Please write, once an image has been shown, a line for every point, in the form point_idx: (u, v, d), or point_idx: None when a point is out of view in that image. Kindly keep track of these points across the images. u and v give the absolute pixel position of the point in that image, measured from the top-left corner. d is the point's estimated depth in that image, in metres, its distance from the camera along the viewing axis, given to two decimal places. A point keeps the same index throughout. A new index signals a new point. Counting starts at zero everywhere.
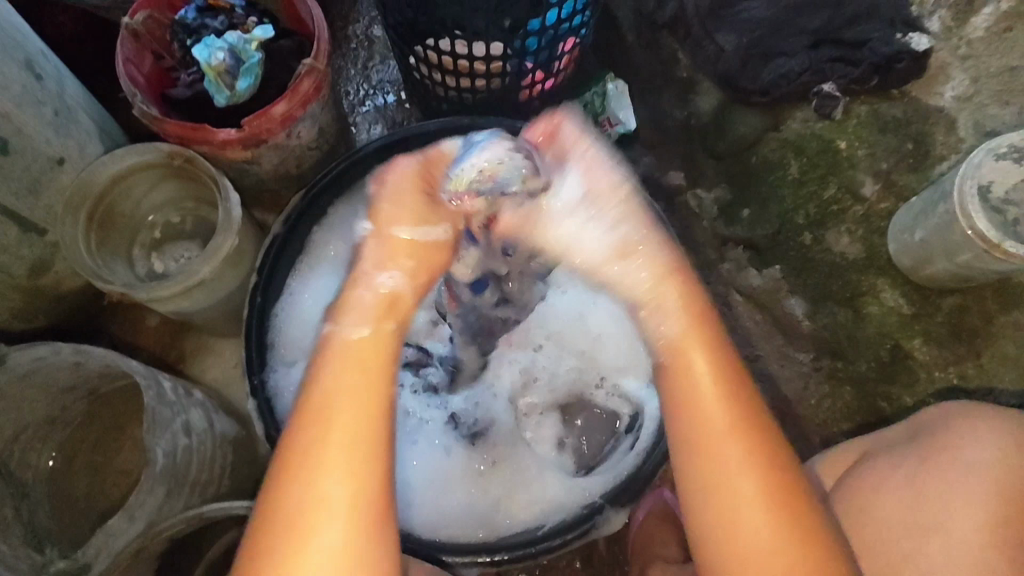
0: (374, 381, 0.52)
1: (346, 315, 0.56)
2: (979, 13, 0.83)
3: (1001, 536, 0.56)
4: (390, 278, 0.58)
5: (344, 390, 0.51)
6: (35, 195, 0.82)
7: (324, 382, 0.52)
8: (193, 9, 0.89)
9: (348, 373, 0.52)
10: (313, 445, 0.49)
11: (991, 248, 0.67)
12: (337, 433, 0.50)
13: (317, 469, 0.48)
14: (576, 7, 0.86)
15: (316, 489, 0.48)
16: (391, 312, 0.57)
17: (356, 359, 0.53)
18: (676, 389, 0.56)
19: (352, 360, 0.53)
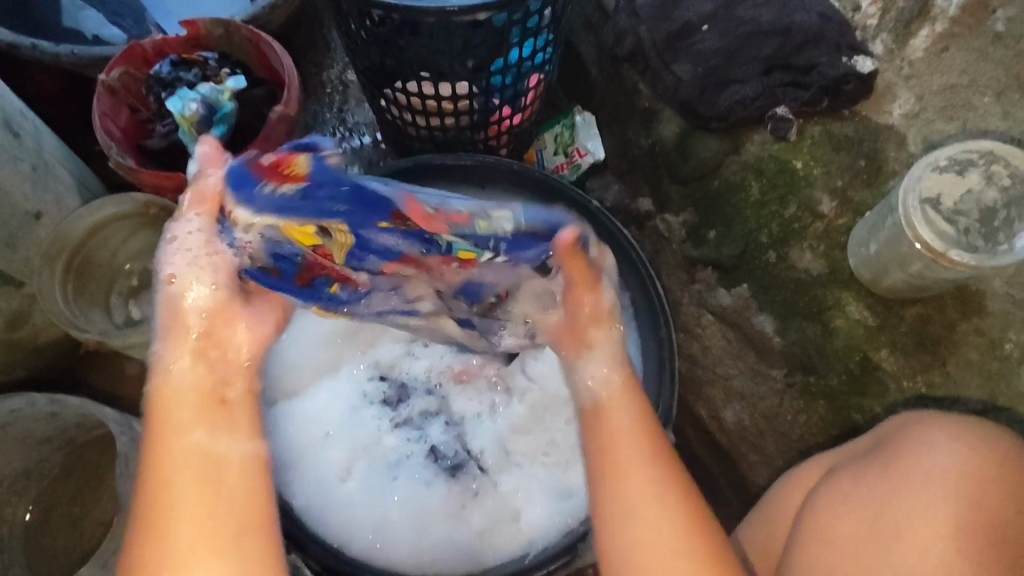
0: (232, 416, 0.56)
1: (171, 341, 0.56)
2: (917, 35, 0.86)
3: (959, 540, 0.60)
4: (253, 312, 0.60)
5: (187, 415, 0.54)
6: (13, 248, 0.84)
7: (178, 413, 0.54)
8: (167, 63, 0.92)
9: (185, 407, 0.54)
10: (167, 461, 0.53)
11: (938, 257, 0.70)
12: (187, 458, 0.53)
13: (168, 485, 0.52)
14: (538, 45, 0.89)
15: (171, 507, 0.51)
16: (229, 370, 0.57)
17: (202, 393, 0.55)
18: (594, 439, 0.62)
19: (188, 393, 0.55)
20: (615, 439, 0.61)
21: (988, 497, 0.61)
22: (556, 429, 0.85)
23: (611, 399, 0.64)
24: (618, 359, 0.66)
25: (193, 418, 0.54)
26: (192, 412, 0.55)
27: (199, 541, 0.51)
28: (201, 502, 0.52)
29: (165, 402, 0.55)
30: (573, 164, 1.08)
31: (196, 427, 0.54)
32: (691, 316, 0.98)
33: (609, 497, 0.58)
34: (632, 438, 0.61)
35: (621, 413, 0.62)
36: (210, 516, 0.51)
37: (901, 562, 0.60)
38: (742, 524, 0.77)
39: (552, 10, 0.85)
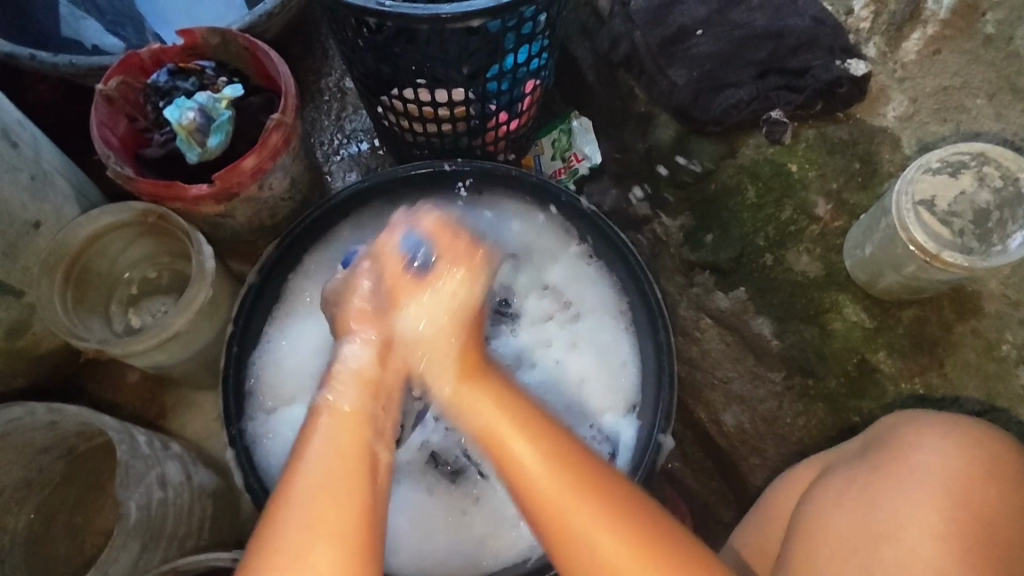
0: (361, 448, 0.57)
1: (342, 390, 0.61)
2: (909, 39, 0.87)
3: (952, 538, 0.60)
4: (354, 349, 0.64)
5: (338, 450, 0.56)
6: (12, 257, 0.84)
7: (320, 439, 0.57)
8: (165, 73, 0.93)
9: (340, 436, 0.57)
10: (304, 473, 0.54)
11: (932, 259, 0.70)
12: (340, 477, 0.54)
13: (300, 500, 0.52)
14: (533, 51, 0.90)
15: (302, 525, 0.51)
16: (374, 393, 0.62)
17: (351, 430, 0.58)
18: (501, 464, 0.57)
19: (345, 425, 0.58)
20: (513, 454, 0.57)
21: (978, 495, 0.62)
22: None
23: (488, 425, 0.59)
24: (469, 383, 0.61)
25: (339, 449, 0.56)
26: (339, 430, 0.58)
27: (323, 554, 0.50)
28: (341, 508, 0.52)
29: (311, 426, 0.58)
30: (570, 168, 1.08)
31: (341, 444, 0.57)
32: (689, 320, 0.98)
33: (527, 496, 0.55)
34: (511, 423, 0.58)
35: (482, 409, 0.59)
36: (347, 527, 0.52)
37: (891, 563, 0.60)
38: (738, 528, 0.77)
39: (547, 16, 0.85)
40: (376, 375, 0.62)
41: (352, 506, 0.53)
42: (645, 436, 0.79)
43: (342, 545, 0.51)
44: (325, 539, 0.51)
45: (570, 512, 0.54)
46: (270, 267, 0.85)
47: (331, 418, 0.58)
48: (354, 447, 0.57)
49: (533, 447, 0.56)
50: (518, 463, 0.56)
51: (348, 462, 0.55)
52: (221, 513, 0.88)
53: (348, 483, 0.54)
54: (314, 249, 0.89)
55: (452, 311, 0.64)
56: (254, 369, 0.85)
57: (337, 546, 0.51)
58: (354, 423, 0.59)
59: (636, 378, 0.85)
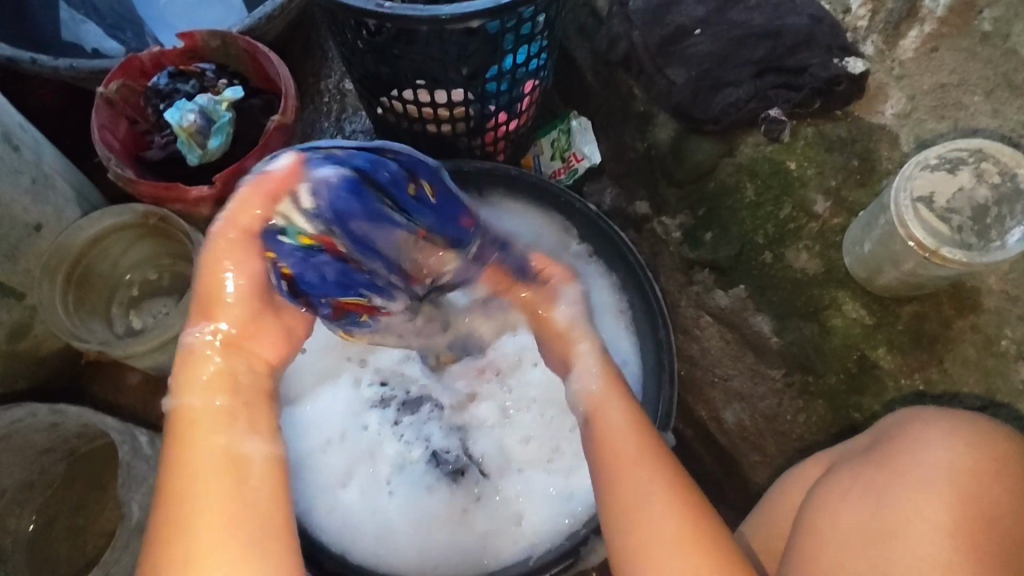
0: (222, 440, 0.55)
1: (191, 390, 0.58)
2: (906, 36, 0.87)
3: (959, 533, 0.60)
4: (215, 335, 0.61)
5: (194, 458, 0.54)
6: (14, 259, 0.84)
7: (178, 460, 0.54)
8: (165, 76, 0.94)
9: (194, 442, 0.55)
10: (174, 504, 0.52)
11: (931, 255, 0.71)
12: (203, 482, 0.53)
13: (184, 525, 0.51)
14: (532, 52, 0.90)
15: (191, 550, 0.50)
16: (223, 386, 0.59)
17: (206, 425, 0.56)
18: (607, 469, 0.64)
19: (196, 426, 0.56)
20: (630, 468, 0.62)
21: (985, 492, 0.62)
22: (563, 434, 0.85)
23: (623, 433, 0.65)
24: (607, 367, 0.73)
25: (201, 458, 0.54)
26: (191, 427, 0.56)
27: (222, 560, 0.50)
28: (224, 503, 0.52)
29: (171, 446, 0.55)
30: (569, 168, 1.08)
31: (206, 423, 0.56)
32: (689, 318, 0.98)
33: (612, 459, 0.64)
34: (641, 448, 0.64)
35: (612, 413, 0.68)
36: (225, 507, 0.52)
37: (898, 559, 0.60)
38: (745, 521, 0.78)
39: (546, 17, 0.86)
40: (230, 372, 0.60)
41: (227, 489, 0.53)
42: None
43: (224, 521, 0.51)
44: (220, 537, 0.51)
45: (645, 492, 0.61)
46: None
47: (189, 417, 0.56)
48: (210, 431, 0.55)
49: (651, 469, 0.62)
50: (610, 443, 0.65)
51: (207, 449, 0.55)
52: None
53: (213, 467, 0.54)
54: None
55: (579, 319, 0.79)
56: None
57: (219, 529, 0.51)
58: (215, 413, 0.57)
59: (639, 377, 0.84)
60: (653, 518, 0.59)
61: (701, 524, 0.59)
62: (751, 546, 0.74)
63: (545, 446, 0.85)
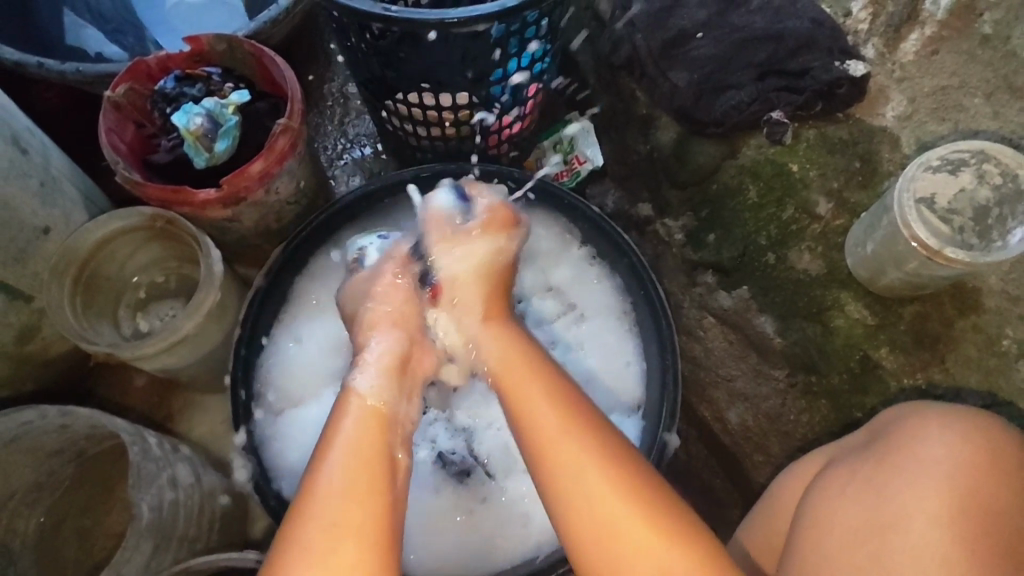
0: (371, 445, 0.61)
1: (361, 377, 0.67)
2: (907, 40, 0.88)
3: (958, 526, 0.60)
4: (379, 342, 0.71)
5: (351, 452, 0.60)
6: (23, 263, 0.85)
7: (335, 452, 0.60)
8: (172, 79, 0.94)
9: (359, 433, 0.62)
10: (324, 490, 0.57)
11: (934, 255, 0.71)
12: (359, 476, 0.58)
13: (323, 508, 0.55)
14: (536, 55, 0.91)
15: (328, 540, 0.54)
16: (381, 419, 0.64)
17: (370, 428, 0.63)
18: (520, 412, 0.64)
19: (358, 425, 0.63)
20: (533, 406, 0.63)
21: (983, 484, 0.62)
22: None
23: (507, 358, 0.68)
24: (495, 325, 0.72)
25: (352, 458, 0.59)
26: (362, 430, 0.62)
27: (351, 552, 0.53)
28: (367, 506, 0.56)
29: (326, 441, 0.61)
30: (572, 171, 1.08)
31: (362, 438, 0.61)
32: (693, 319, 0.99)
33: (537, 446, 0.61)
34: (547, 401, 0.63)
35: (511, 358, 0.68)
36: (369, 523, 0.55)
37: (900, 552, 0.61)
38: (747, 519, 0.78)
39: (549, 20, 0.87)
40: (390, 385, 0.68)
41: (375, 510, 0.56)
42: (651, 435, 0.80)
43: (366, 538, 0.55)
44: (353, 539, 0.54)
45: (564, 456, 0.59)
46: (277, 270, 0.87)
47: (348, 429, 0.62)
48: (374, 450, 0.60)
49: (577, 436, 0.60)
50: (535, 425, 0.62)
51: (367, 462, 0.59)
52: (230, 514, 0.89)
53: (368, 481, 0.58)
54: (319, 250, 0.91)
55: (473, 281, 0.74)
56: (263, 370, 0.86)
57: (364, 547, 0.54)
58: (368, 432, 0.62)
59: (641, 377, 0.86)
60: (583, 485, 0.58)
61: (637, 486, 0.58)
62: (754, 545, 0.74)
63: None
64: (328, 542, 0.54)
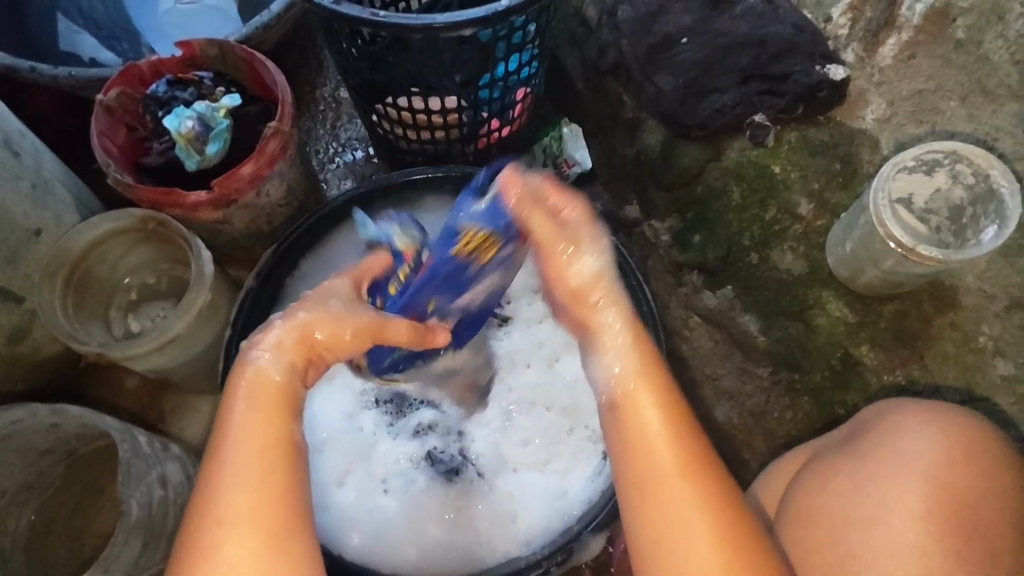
0: (269, 419, 0.56)
1: (259, 347, 0.59)
2: (885, 44, 0.89)
3: (935, 519, 0.62)
4: (261, 353, 0.58)
5: (250, 430, 0.55)
6: (13, 265, 0.86)
7: (233, 425, 0.55)
8: (164, 83, 0.95)
9: (253, 410, 0.56)
10: (223, 474, 0.53)
11: (908, 252, 0.73)
12: (257, 464, 0.53)
13: (212, 499, 0.52)
14: (523, 60, 0.92)
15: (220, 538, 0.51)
16: (278, 399, 0.57)
17: (267, 404, 0.56)
18: (622, 429, 0.56)
19: (258, 397, 0.56)
20: (648, 433, 0.56)
21: (960, 480, 0.64)
22: (558, 439, 0.87)
23: (635, 394, 0.57)
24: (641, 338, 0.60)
25: (252, 438, 0.54)
26: (254, 407, 0.56)
27: (241, 548, 0.51)
28: (262, 499, 0.52)
29: (229, 406, 0.56)
30: (562, 175, 1.07)
31: (261, 415, 0.56)
32: (679, 318, 1.00)
33: (635, 469, 0.55)
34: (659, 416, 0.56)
35: (641, 391, 0.57)
36: (265, 514, 0.52)
37: (877, 546, 0.62)
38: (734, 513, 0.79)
39: (536, 25, 0.88)
40: (280, 375, 0.58)
41: (272, 505, 0.52)
42: None
43: (260, 535, 0.51)
44: (246, 538, 0.51)
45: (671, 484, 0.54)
46: (268, 272, 0.89)
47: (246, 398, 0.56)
48: (269, 438, 0.55)
49: (690, 474, 0.54)
50: (637, 424, 0.56)
51: (255, 449, 0.54)
52: None
53: (264, 473, 0.53)
54: (309, 253, 0.92)
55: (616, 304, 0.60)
56: None
57: (256, 541, 0.51)
58: (258, 417, 0.55)
59: None
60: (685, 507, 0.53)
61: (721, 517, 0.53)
62: None
63: (557, 431, 0.87)
64: (222, 551, 0.51)
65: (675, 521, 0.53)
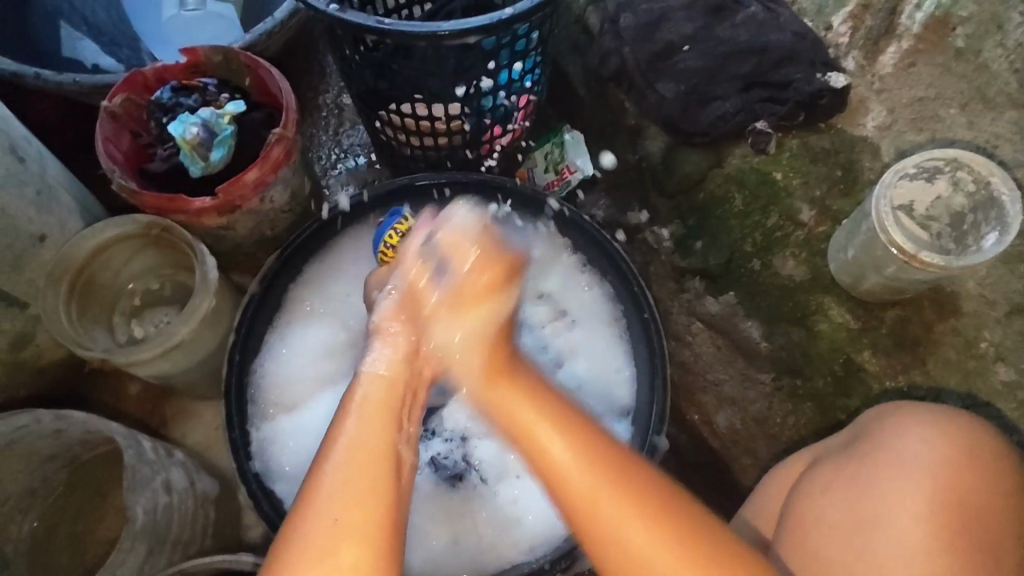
0: (381, 428, 0.60)
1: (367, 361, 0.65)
2: (885, 52, 0.90)
3: (938, 521, 0.62)
4: (374, 359, 0.65)
5: (364, 437, 0.59)
6: (18, 271, 0.86)
7: (348, 436, 0.59)
8: (168, 89, 0.95)
9: (368, 423, 0.60)
10: (330, 480, 0.56)
11: (910, 259, 0.74)
12: (371, 478, 0.57)
13: (321, 499, 0.55)
14: (526, 67, 0.93)
15: (324, 542, 0.53)
16: (388, 409, 0.62)
17: (381, 414, 0.61)
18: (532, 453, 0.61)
19: (373, 410, 0.61)
20: (547, 451, 0.61)
21: (963, 482, 0.64)
22: None
23: (526, 420, 0.62)
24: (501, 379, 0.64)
25: (364, 442, 0.59)
26: (368, 420, 0.61)
27: (350, 556, 0.53)
28: (367, 511, 0.55)
29: (343, 421, 0.60)
30: (563, 181, 1.10)
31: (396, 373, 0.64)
32: (681, 324, 1.00)
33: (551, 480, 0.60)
34: (564, 441, 0.61)
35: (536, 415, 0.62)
36: (370, 526, 0.55)
37: (879, 547, 0.63)
38: (736, 517, 0.80)
39: (539, 33, 0.89)
40: (398, 382, 0.64)
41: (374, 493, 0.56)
42: (639, 438, 0.82)
43: (366, 540, 0.54)
44: (354, 547, 0.53)
45: (596, 510, 0.59)
46: (272, 277, 0.89)
47: (363, 397, 0.62)
48: (379, 441, 0.59)
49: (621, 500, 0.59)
50: (545, 453, 0.61)
51: (369, 457, 0.58)
52: (223, 518, 0.90)
53: (364, 482, 0.56)
54: (313, 259, 0.93)
55: (472, 340, 0.64)
56: (256, 376, 0.88)
57: (362, 542, 0.54)
58: (374, 419, 0.61)
59: (631, 384, 0.87)
60: (622, 535, 0.58)
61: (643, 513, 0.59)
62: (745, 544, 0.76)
63: None
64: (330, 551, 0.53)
65: (620, 552, 0.58)
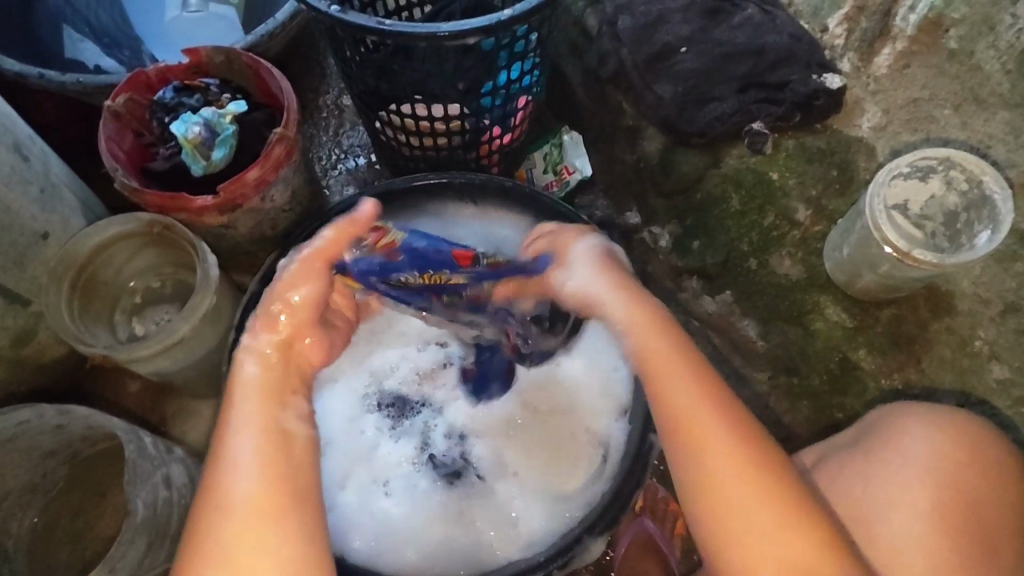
0: (268, 406, 0.62)
1: (258, 334, 0.65)
2: (880, 54, 0.91)
3: (937, 515, 0.63)
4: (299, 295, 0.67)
5: (252, 415, 0.61)
6: (21, 268, 0.87)
7: (235, 418, 0.61)
8: (171, 89, 0.96)
9: (255, 402, 0.61)
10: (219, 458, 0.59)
11: (903, 256, 0.75)
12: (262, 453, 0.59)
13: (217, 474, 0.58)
14: (525, 68, 0.94)
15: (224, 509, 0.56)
16: (274, 385, 0.63)
17: (267, 393, 0.62)
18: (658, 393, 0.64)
19: (259, 390, 0.62)
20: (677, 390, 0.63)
21: (961, 478, 0.65)
22: (559, 443, 0.87)
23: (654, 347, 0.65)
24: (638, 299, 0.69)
25: (252, 420, 0.61)
26: (250, 400, 0.62)
27: (243, 519, 0.56)
28: (261, 476, 0.58)
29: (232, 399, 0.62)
30: (562, 181, 1.08)
31: (321, 244, 0.68)
32: (678, 324, 1.00)
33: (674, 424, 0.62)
34: (695, 388, 0.63)
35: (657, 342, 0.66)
36: (267, 493, 0.57)
37: (880, 542, 0.63)
38: None
39: (538, 34, 0.90)
40: (276, 360, 0.65)
41: (277, 494, 0.57)
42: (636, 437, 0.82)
43: (259, 509, 0.56)
44: (245, 515, 0.56)
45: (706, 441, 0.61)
46: (270, 277, 0.89)
47: (246, 379, 0.63)
48: (268, 421, 0.61)
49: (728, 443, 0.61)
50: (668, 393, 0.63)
51: (262, 434, 0.60)
52: None
53: (257, 455, 0.59)
54: None
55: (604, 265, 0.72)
56: None
57: (254, 509, 0.56)
58: (261, 407, 0.61)
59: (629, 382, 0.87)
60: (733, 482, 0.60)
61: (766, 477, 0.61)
62: None
63: (561, 433, 0.88)
64: (226, 526, 0.56)
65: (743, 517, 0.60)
